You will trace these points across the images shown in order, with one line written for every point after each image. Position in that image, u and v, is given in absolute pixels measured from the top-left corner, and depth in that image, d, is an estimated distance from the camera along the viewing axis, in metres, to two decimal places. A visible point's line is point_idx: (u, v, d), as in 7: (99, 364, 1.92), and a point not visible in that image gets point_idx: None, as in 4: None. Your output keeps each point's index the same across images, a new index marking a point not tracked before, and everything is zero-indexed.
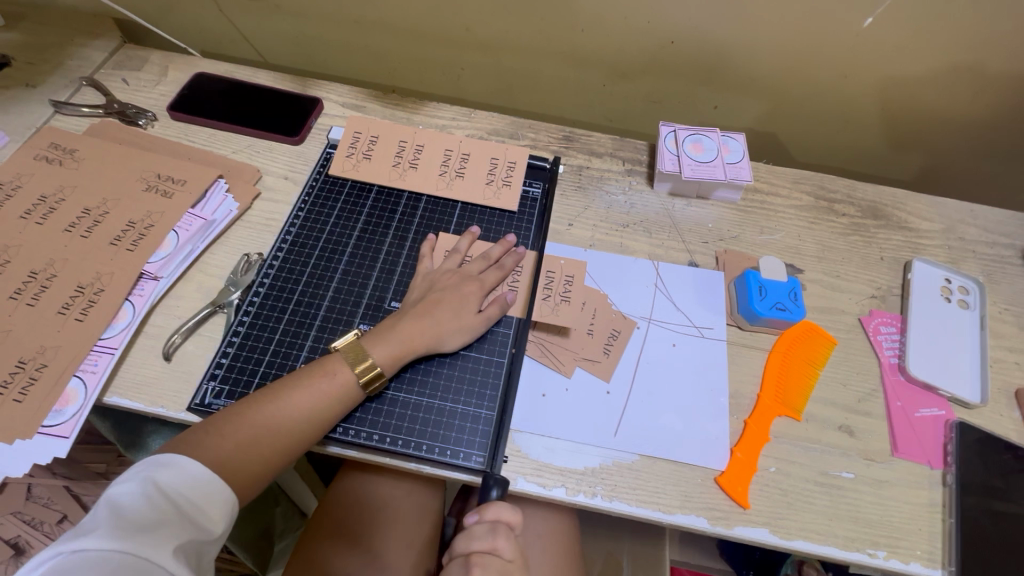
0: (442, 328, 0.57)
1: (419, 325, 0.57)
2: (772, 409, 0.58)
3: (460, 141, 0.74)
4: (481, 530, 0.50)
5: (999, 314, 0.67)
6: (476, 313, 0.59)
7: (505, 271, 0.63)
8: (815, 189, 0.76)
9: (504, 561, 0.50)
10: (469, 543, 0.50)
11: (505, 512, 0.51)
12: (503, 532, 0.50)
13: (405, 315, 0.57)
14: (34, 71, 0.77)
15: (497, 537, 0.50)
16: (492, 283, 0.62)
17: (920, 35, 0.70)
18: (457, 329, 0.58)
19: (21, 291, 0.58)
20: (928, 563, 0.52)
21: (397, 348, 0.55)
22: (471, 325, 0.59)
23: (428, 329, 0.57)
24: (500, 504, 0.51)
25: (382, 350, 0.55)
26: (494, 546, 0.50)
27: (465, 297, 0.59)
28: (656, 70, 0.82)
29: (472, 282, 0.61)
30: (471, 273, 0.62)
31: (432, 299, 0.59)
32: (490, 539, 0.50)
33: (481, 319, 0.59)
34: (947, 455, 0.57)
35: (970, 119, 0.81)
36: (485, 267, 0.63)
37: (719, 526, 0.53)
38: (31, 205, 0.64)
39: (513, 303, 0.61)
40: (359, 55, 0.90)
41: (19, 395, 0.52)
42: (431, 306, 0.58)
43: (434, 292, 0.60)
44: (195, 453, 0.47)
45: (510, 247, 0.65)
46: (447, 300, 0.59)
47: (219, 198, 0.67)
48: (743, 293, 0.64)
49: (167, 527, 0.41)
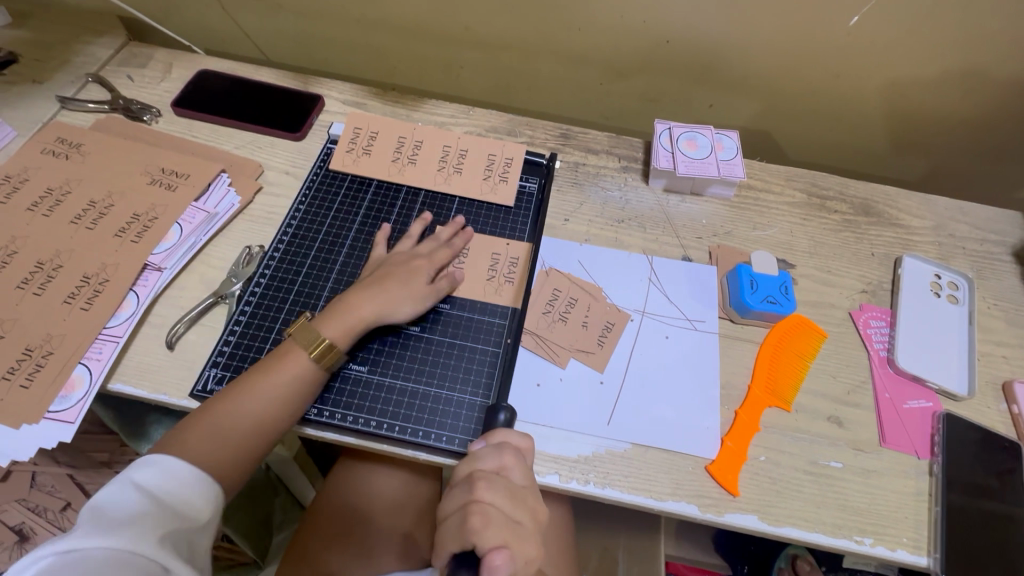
0: (392, 299, 0.58)
1: (366, 297, 0.58)
2: (762, 400, 0.59)
3: (458, 137, 0.75)
4: (488, 450, 0.49)
5: (988, 309, 0.68)
6: (426, 284, 0.61)
7: (453, 250, 0.64)
8: (808, 186, 0.77)
9: (514, 483, 0.48)
10: (475, 463, 0.49)
11: (514, 437, 0.51)
12: (510, 449, 0.49)
13: (353, 291, 0.59)
14: (41, 68, 0.78)
15: (503, 454, 0.49)
16: (441, 261, 0.63)
17: (912, 35, 0.72)
18: (406, 300, 0.59)
19: (28, 281, 0.59)
20: (914, 550, 0.53)
21: (347, 322, 0.57)
22: (421, 296, 0.60)
23: (377, 300, 0.58)
24: (508, 430, 0.52)
25: (333, 327, 0.56)
26: (502, 464, 0.48)
27: (413, 271, 0.61)
28: (652, 68, 0.83)
29: (419, 258, 0.62)
30: (418, 251, 0.64)
31: (380, 275, 0.60)
32: (498, 457, 0.49)
33: (430, 290, 0.60)
34: (935, 446, 0.58)
35: (962, 118, 0.82)
36: (436, 246, 0.65)
37: (709, 513, 0.54)
38: (38, 198, 0.65)
39: (460, 280, 0.63)
40: (360, 53, 0.91)
41: (26, 381, 0.54)
42: (378, 281, 0.59)
43: (382, 270, 0.61)
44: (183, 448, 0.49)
45: (458, 228, 0.67)
46: (394, 274, 0.60)
47: (221, 192, 0.69)
48: (735, 287, 0.65)
49: (156, 518, 0.43)
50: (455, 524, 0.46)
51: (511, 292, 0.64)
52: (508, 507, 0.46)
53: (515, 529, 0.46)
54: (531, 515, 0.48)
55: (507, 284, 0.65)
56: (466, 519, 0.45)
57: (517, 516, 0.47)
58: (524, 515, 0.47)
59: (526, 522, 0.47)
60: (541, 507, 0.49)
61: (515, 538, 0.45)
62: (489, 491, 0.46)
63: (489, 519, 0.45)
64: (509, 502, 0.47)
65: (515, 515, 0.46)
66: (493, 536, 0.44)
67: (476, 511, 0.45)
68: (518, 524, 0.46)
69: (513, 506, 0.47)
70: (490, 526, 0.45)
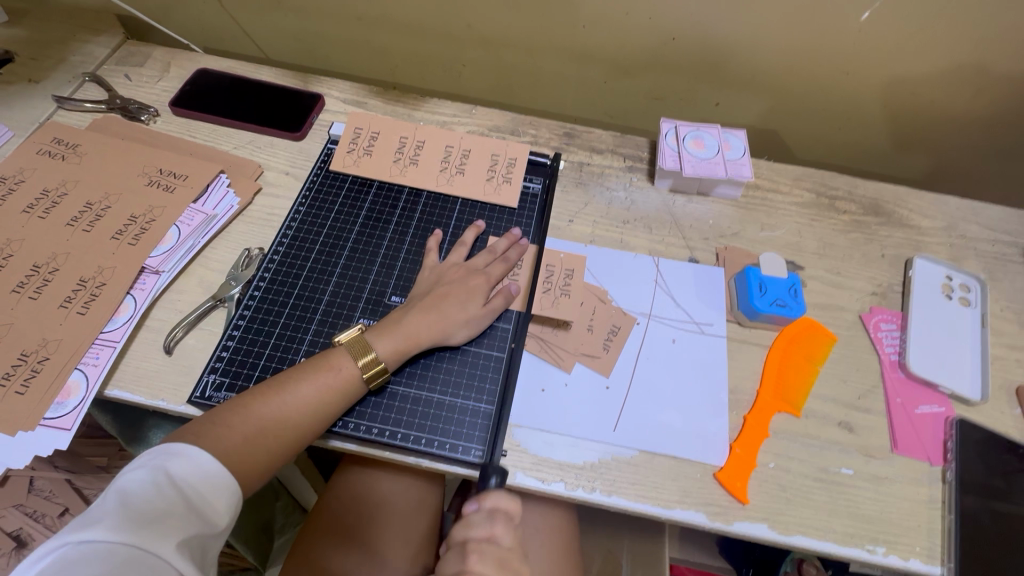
0: (447, 319, 0.58)
1: (423, 314, 0.57)
2: (771, 405, 0.58)
3: (461, 137, 0.74)
4: (480, 517, 0.53)
5: (1000, 311, 0.67)
6: (482, 304, 0.60)
7: (510, 264, 0.63)
8: (817, 186, 0.76)
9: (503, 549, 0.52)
10: (468, 530, 0.53)
11: (504, 501, 0.53)
12: (501, 518, 0.53)
13: (411, 308, 0.58)
14: (38, 67, 0.77)
15: (495, 523, 0.52)
16: (497, 276, 0.62)
17: (923, 33, 0.70)
18: (462, 321, 0.58)
19: (24, 285, 0.58)
20: (927, 559, 0.52)
21: (404, 343, 0.56)
22: (476, 317, 0.59)
23: (432, 318, 0.57)
24: (498, 492, 0.53)
25: (386, 345, 0.55)
26: (492, 532, 0.52)
27: (471, 291, 0.60)
28: (658, 65, 0.81)
29: (477, 276, 0.61)
30: (477, 267, 0.62)
31: (438, 292, 0.59)
32: (488, 526, 0.52)
33: (486, 310, 0.59)
34: (947, 452, 0.57)
35: (972, 117, 0.80)
36: (491, 260, 0.63)
37: (717, 521, 0.53)
38: (34, 199, 0.64)
39: (516, 294, 0.62)
40: (362, 50, 0.90)
41: (21, 388, 0.53)
42: (438, 300, 0.58)
43: (441, 287, 0.60)
44: (209, 443, 0.47)
45: (515, 241, 0.65)
46: (454, 293, 0.59)
47: (220, 193, 0.68)
48: (743, 289, 0.64)
49: (174, 520, 0.42)
50: None
51: (568, 304, 0.62)
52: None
53: None
54: None
55: (563, 296, 0.62)
56: None
57: None
58: None
59: None
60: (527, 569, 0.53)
61: None
62: (479, 564, 0.50)
63: None
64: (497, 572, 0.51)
65: None
66: None
67: None
68: None
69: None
70: None
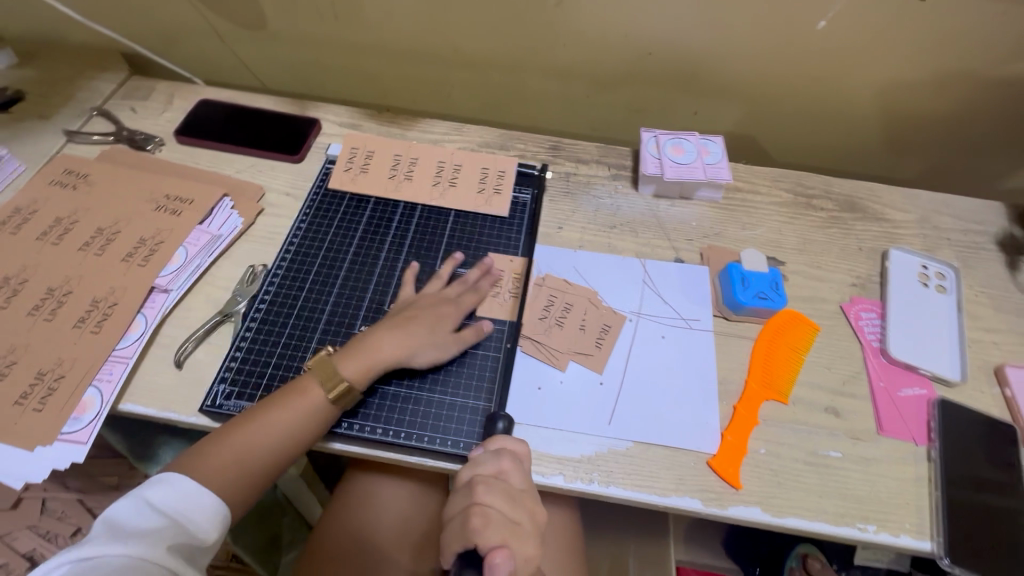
0: (413, 343, 0.59)
1: (389, 338, 0.58)
2: (759, 394, 0.61)
3: (452, 153, 0.78)
4: (486, 455, 0.51)
5: (975, 296, 0.70)
6: (449, 334, 0.61)
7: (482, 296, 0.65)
8: (794, 186, 0.79)
9: (512, 486, 0.50)
10: (475, 469, 0.51)
11: (510, 442, 0.53)
12: (508, 454, 0.52)
13: (378, 329, 0.59)
14: (47, 103, 0.81)
15: (502, 460, 0.51)
16: (467, 307, 0.63)
17: (878, 39, 0.75)
18: (427, 345, 0.59)
19: (39, 308, 0.61)
20: (917, 535, 0.54)
21: (367, 364, 0.57)
22: (441, 344, 0.60)
23: (397, 339, 0.58)
24: (506, 437, 0.54)
25: (351, 366, 0.56)
26: (499, 468, 0.50)
27: (438, 319, 0.61)
28: (637, 79, 0.86)
29: (447, 305, 0.63)
30: (449, 296, 0.64)
31: (407, 316, 0.61)
32: (496, 463, 0.51)
33: (453, 340, 0.61)
34: (931, 431, 0.59)
35: (938, 115, 0.85)
36: (463, 291, 0.65)
37: (713, 506, 0.54)
38: (47, 227, 0.67)
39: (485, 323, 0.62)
40: (355, 76, 0.94)
41: (39, 405, 0.55)
42: (405, 322, 0.60)
43: (410, 312, 0.61)
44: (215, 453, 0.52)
45: (487, 271, 0.67)
46: (420, 319, 0.60)
47: (225, 214, 0.71)
48: (727, 284, 0.67)
49: (157, 536, 0.47)
50: (457, 525, 0.48)
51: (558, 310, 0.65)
52: (508, 508, 0.48)
53: (515, 529, 0.48)
54: (530, 517, 0.49)
55: (556, 305, 0.65)
56: (468, 521, 0.47)
57: (517, 517, 0.48)
58: (523, 516, 0.49)
59: (525, 523, 0.49)
60: (541, 510, 0.51)
61: (515, 537, 0.47)
62: (488, 494, 0.48)
63: (489, 519, 0.47)
64: (508, 503, 0.49)
65: (514, 517, 0.48)
66: (492, 536, 0.46)
67: (477, 513, 0.48)
68: (518, 525, 0.48)
69: (512, 508, 0.49)
70: (489, 527, 0.47)
